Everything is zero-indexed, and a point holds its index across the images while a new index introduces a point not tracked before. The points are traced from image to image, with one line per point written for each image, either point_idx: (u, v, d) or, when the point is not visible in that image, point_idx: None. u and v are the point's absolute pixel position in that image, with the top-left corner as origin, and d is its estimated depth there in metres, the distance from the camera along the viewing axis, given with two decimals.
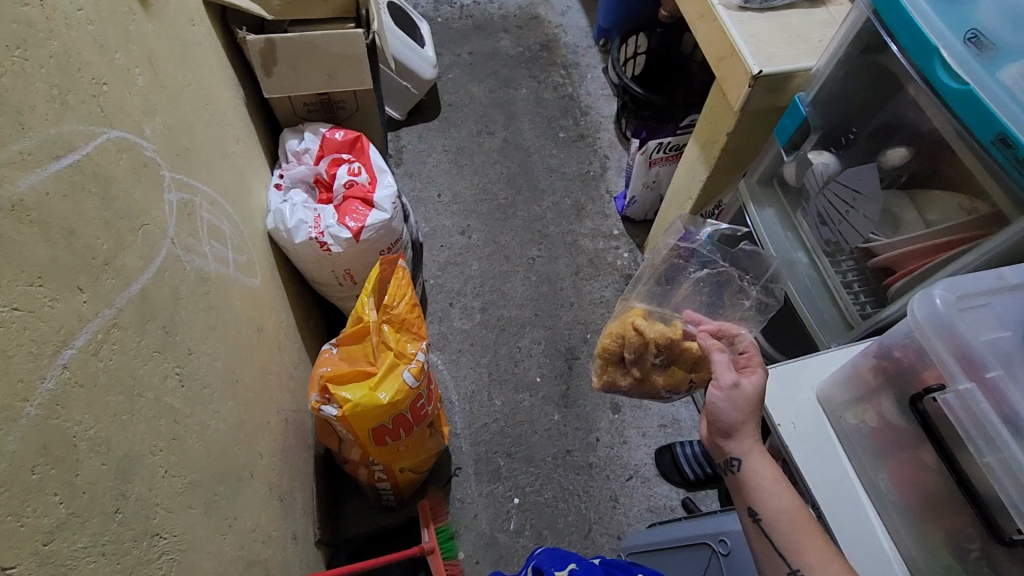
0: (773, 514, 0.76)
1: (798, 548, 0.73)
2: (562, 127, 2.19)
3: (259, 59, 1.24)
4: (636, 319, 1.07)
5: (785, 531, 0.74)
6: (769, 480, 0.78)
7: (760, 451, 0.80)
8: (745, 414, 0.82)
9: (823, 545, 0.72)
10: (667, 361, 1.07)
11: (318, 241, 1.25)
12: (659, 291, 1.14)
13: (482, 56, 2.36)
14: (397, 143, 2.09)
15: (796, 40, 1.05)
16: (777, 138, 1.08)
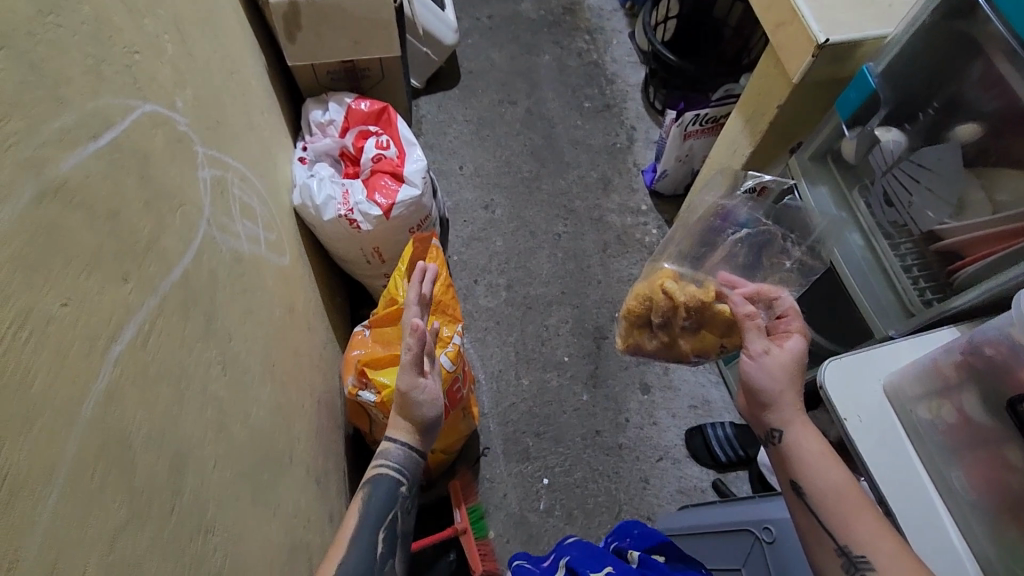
0: (819, 489, 0.78)
1: (845, 523, 0.74)
2: (588, 96, 2.10)
3: (282, 24, 1.17)
4: (666, 282, 1.07)
5: (830, 505, 0.76)
6: (813, 453, 0.81)
7: (801, 422, 0.84)
8: (779, 381, 0.86)
9: (873, 521, 0.73)
10: (698, 323, 1.08)
11: (347, 219, 1.20)
12: (698, 252, 1.13)
13: (502, 20, 2.26)
14: (416, 113, 2.02)
15: (863, 5, 0.98)
16: (838, 111, 1.02)
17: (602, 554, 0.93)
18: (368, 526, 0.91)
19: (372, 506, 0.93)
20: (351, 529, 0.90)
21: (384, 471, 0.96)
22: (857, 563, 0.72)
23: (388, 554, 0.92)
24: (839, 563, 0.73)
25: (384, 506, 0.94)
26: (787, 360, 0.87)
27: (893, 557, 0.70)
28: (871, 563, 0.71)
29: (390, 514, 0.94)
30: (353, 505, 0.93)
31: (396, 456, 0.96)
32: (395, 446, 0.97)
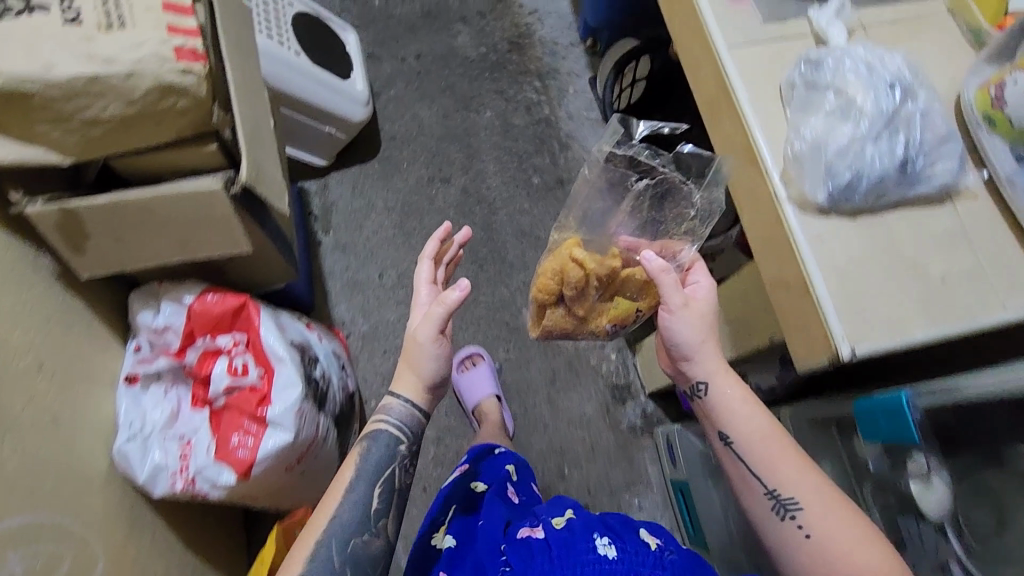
0: (745, 437, 0.86)
1: (771, 470, 0.83)
2: (537, 169, 1.72)
3: (59, 234, 0.79)
4: (571, 252, 1.08)
5: (754, 451, 0.85)
6: (731, 403, 0.89)
7: (721, 375, 0.90)
8: (695, 335, 0.91)
9: (795, 472, 0.82)
10: (609, 294, 1.12)
11: (188, 490, 0.89)
12: (605, 210, 1.14)
13: (433, 62, 1.83)
14: (323, 199, 1.64)
15: (908, 279, 0.66)
16: (860, 427, 0.74)
17: (586, 534, 0.88)
18: (365, 479, 0.92)
19: (370, 460, 0.93)
20: (346, 481, 0.91)
21: (382, 425, 0.95)
22: (786, 505, 0.81)
23: (388, 506, 0.93)
24: (770, 505, 0.83)
25: (386, 460, 0.94)
26: (699, 310, 0.93)
27: (818, 502, 0.79)
28: (801, 505, 0.80)
29: (389, 469, 0.94)
30: (352, 454, 0.94)
31: (396, 412, 0.95)
32: (399, 400, 0.95)
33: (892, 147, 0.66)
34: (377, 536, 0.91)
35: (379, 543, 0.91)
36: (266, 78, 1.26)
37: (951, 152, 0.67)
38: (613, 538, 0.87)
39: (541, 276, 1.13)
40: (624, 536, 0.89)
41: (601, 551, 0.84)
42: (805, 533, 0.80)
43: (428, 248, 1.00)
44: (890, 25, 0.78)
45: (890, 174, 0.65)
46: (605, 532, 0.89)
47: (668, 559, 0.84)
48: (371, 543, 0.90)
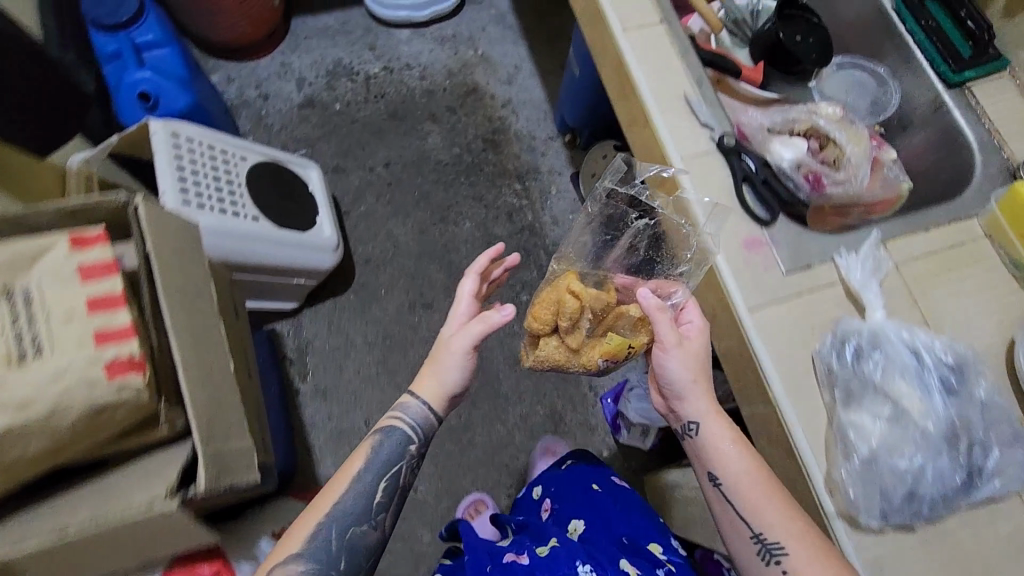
0: (733, 479, 0.77)
1: (761, 504, 0.74)
2: (524, 284, 1.62)
3: None
4: (568, 285, 0.83)
5: (742, 495, 0.75)
6: (723, 444, 0.78)
7: (716, 414, 0.79)
8: (688, 372, 0.79)
9: (783, 504, 0.74)
10: (603, 330, 0.85)
11: None
12: (601, 243, 0.90)
13: (403, 169, 1.71)
14: (297, 340, 1.52)
15: None
16: None
17: (569, 561, 0.93)
18: (373, 471, 0.93)
19: (380, 454, 0.93)
20: (354, 470, 0.92)
21: (399, 423, 0.95)
22: (772, 550, 0.73)
23: (387, 505, 0.93)
24: (754, 550, 0.75)
25: (392, 459, 0.94)
26: (698, 354, 0.80)
27: (805, 541, 0.71)
28: (784, 544, 0.72)
29: (395, 466, 0.94)
30: (356, 453, 0.95)
31: (414, 412, 0.95)
32: (417, 400, 0.95)
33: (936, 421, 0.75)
34: (374, 529, 0.92)
35: (370, 545, 0.91)
36: (222, 256, 1.14)
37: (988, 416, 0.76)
38: (594, 564, 0.93)
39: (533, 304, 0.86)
40: (603, 558, 0.95)
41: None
42: (785, 574, 0.72)
43: (473, 266, 0.96)
44: (922, 262, 0.81)
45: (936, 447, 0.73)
46: (587, 556, 0.95)
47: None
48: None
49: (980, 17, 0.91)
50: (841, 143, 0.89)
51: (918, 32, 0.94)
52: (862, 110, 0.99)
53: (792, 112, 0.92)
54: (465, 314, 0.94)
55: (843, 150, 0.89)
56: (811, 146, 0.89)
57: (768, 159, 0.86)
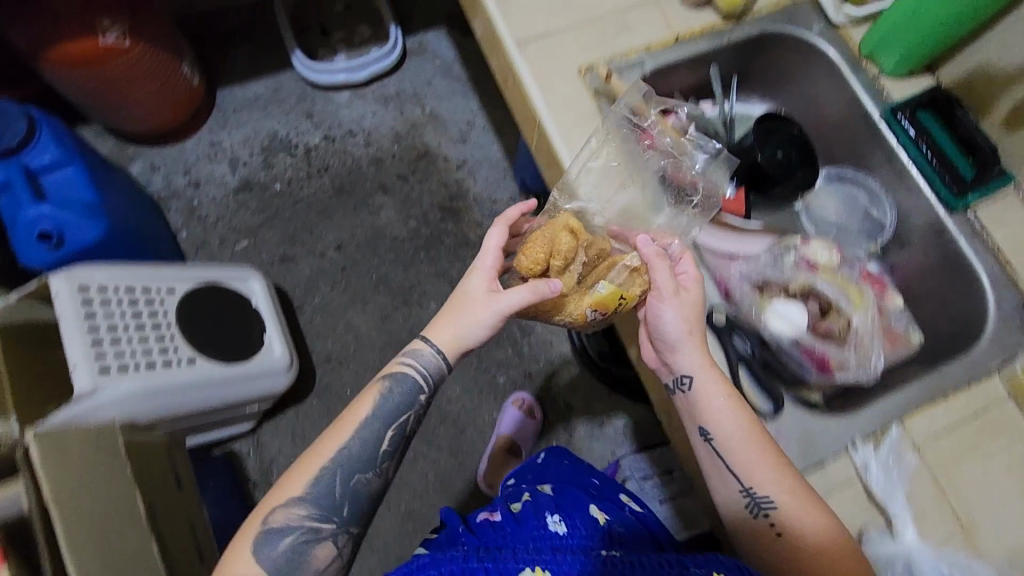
0: (726, 435, 0.74)
1: (761, 478, 0.72)
2: (500, 365, 1.51)
3: None
4: (565, 225, 0.79)
5: (736, 451, 0.73)
6: (716, 400, 0.75)
7: (711, 367, 0.76)
8: (688, 321, 0.76)
9: (781, 465, 0.72)
10: (590, 277, 0.81)
11: None
12: None
13: (357, 250, 1.58)
14: (259, 459, 1.39)
15: None
16: None
17: (539, 514, 0.88)
18: (381, 417, 0.84)
19: (388, 403, 0.84)
20: (360, 416, 0.83)
21: (407, 373, 0.85)
22: (760, 503, 0.73)
23: (391, 457, 0.85)
24: (745, 502, 0.74)
25: (399, 406, 0.84)
26: (689, 301, 0.77)
27: (800, 499, 0.71)
28: (778, 504, 0.71)
29: (404, 417, 0.85)
30: (370, 391, 0.85)
31: (425, 360, 0.85)
32: (432, 349, 0.85)
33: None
34: (375, 476, 0.83)
35: (371, 491, 0.83)
36: (144, 417, 1.00)
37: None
38: (563, 514, 0.88)
39: (528, 239, 0.80)
40: (574, 511, 0.89)
41: (551, 527, 0.85)
42: (777, 531, 0.72)
43: (502, 215, 0.85)
44: (947, 441, 0.75)
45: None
46: (556, 507, 0.90)
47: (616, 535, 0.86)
48: (323, 563, 0.79)
49: (972, 133, 0.84)
50: (845, 306, 0.83)
51: (909, 149, 0.85)
52: (847, 237, 0.94)
53: (784, 254, 0.88)
54: (490, 269, 0.82)
55: (851, 318, 0.83)
56: (811, 307, 0.84)
57: (767, 334, 0.82)
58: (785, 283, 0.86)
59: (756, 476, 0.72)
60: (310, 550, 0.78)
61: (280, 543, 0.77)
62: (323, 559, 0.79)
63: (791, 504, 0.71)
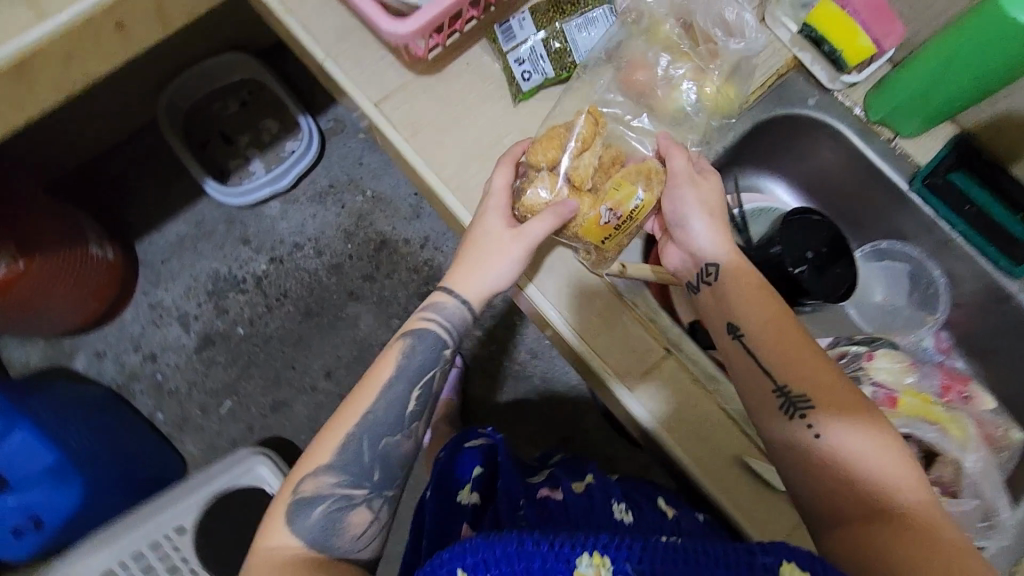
0: (755, 325, 0.65)
1: (787, 359, 0.63)
2: None
3: None
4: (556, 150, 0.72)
5: (765, 345, 0.65)
6: (743, 288, 0.67)
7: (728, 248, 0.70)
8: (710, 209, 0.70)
9: (807, 354, 0.63)
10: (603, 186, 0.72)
11: None
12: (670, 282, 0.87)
13: (348, 372, 1.46)
14: None
15: None
16: None
17: (603, 500, 0.82)
18: (405, 377, 0.73)
19: (413, 359, 0.73)
20: (383, 375, 0.73)
21: (431, 327, 0.74)
22: (796, 403, 0.62)
23: (421, 415, 0.74)
24: (775, 404, 0.63)
25: (425, 365, 0.74)
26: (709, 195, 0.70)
27: (829, 381, 0.62)
28: (814, 402, 0.62)
29: (429, 376, 0.74)
30: (391, 349, 0.75)
31: (447, 313, 0.74)
32: (456, 299, 0.74)
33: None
34: (407, 440, 0.74)
35: (402, 456, 0.73)
36: None
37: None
38: (632, 504, 0.83)
39: (544, 134, 0.74)
40: (643, 501, 0.84)
41: (618, 517, 0.79)
42: (814, 433, 0.61)
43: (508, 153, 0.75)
44: None
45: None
46: (626, 495, 0.84)
47: (688, 526, 0.80)
48: (361, 530, 0.71)
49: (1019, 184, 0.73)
50: (948, 449, 0.65)
51: (956, 219, 0.75)
52: (873, 312, 0.88)
53: None
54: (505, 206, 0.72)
55: (962, 460, 0.65)
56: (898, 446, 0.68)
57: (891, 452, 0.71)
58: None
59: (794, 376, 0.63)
60: (345, 519, 0.70)
61: (313, 512, 0.70)
62: (358, 527, 0.71)
63: (836, 407, 0.61)
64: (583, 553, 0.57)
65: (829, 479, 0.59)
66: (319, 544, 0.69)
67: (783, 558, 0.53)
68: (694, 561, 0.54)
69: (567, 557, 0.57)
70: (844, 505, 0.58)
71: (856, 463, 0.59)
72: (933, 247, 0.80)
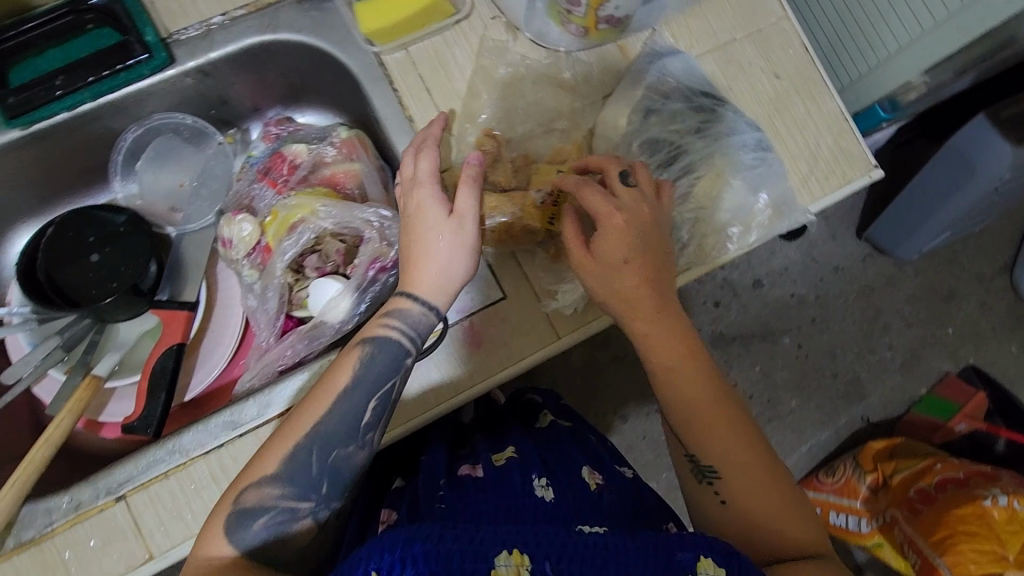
0: (686, 403, 0.51)
1: (712, 427, 0.51)
2: None
3: None
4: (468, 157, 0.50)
5: (700, 428, 0.51)
6: (686, 373, 0.51)
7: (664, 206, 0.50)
8: (624, 249, 0.48)
9: (735, 437, 0.51)
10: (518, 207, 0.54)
11: None
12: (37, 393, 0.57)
13: None
14: None
15: (789, 137, 0.60)
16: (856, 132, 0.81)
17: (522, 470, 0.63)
18: (371, 391, 0.46)
19: (378, 367, 0.46)
20: (333, 391, 0.46)
21: (392, 335, 0.47)
22: (704, 473, 0.52)
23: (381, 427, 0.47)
24: (684, 466, 0.54)
25: (386, 369, 0.47)
26: (639, 214, 0.49)
27: (754, 455, 0.52)
28: (721, 471, 0.51)
29: (387, 386, 0.47)
30: (349, 355, 0.47)
31: (412, 322, 0.47)
32: (421, 304, 0.47)
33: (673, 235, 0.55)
34: (364, 452, 0.47)
35: (359, 470, 0.46)
36: None
37: (648, 99, 0.56)
38: (555, 479, 0.64)
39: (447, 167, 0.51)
40: (564, 474, 0.65)
41: (539, 496, 0.61)
42: (721, 500, 0.52)
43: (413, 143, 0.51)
44: None
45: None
46: (545, 466, 0.65)
47: (609, 504, 0.63)
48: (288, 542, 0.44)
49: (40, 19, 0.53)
50: (310, 237, 0.53)
51: (78, 96, 0.54)
52: (202, 201, 0.63)
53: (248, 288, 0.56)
54: (440, 202, 0.47)
55: (322, 229, 0.53)
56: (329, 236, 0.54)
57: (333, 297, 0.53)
58: (289, 301, 0.56)
59: (744, 471, 0.51)
60: (288, 531, 0.44)
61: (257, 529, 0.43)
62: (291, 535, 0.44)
63: (754, 495, 0.51)
64: (498, 550, 0.39)
65: (742, 544, 0.51)
66: (257, 558, 0.43)
67: (699, 551, 0.41)
68: (614, 561, 0.40)
69: (485, 555, 0.38)
70: (774, 555, 0.49)
71: (766, 531, 0.50)
72: (123, 117, 0.58)
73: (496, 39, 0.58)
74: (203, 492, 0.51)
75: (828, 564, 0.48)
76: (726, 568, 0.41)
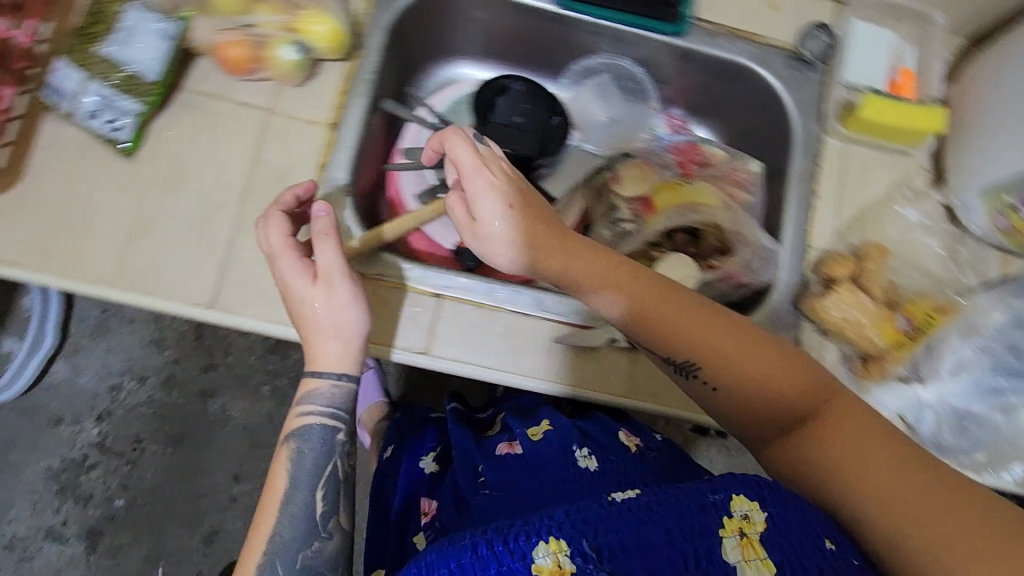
0: (633, 303, 0.49)
1: (681, 319, 0.49)
2: None
3: None
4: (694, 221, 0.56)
5: (654, 330, 0.49)
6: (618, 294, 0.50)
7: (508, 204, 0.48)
8: (497, 212, 0.48)
9: (737, 334, 0.48)
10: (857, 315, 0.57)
11: None
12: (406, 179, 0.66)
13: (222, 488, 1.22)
14: None
15: None
16: None
17: (558, 444, 0.64)
18: (309, 484, 0.52)
19: (308, 460, 0.52)
20: (281, 482, 0.51)
21: (312, 421, 0.53)
22: (685, 369, 0.50)
23: (339, 509, 0.53)
24: (668, 371, 0.51)
25: (319, 458, 0.52)
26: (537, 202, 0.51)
27: (722, 332, 0.49)
28: (700, 361, 0.49)
29: (330, 467, 0.53)
30: (280, 456, 0.52)
31: (324, 399, 0.53)
32: (329, 378, 0.52)
33: (972, 429, 0.58)
34: (332, 539, 0.53)
35: (330, 559, 0.52)
36: None
37: None
38: (597, 445, 0.65)
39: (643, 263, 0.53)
40: (602, 437, 0.67)
41: (580, 466, 0.61)
42: (712, 387, 0.49)
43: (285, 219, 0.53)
44: None
45: (949, 439, 0.58)
46: (584, 436, 0.66)
47: (653, 464, 0.65)
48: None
49: None
50: (701, 219, 0.61)
51: (608, 14, 0.64)
52: (598, 134, 0.73)
53: (620, 222, 0.63)
54: (300, 266, 0.50)
55: (715, 220, 0.61)
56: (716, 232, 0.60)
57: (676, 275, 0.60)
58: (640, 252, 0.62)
59: (705, 348, 0.48)
60: None
61: None
62: None
63: (752, 379, 0.48)
64: (536, 544, 0.37)
65: (766, 432, 0.48)
66: None
67: (733, 490, 0.40)
68: (652, 517, 0.39)
69: (523, 556, 0.37)
70: (784, 424, 0.47)
71: (781, 402, 0.47)
72: (612, 46, 0.68)
73: (920, 190, 0.65)
74: (497, 343, 0.57)
75: (832, 405, 0.45)
76: (760, 504, 0.40)
